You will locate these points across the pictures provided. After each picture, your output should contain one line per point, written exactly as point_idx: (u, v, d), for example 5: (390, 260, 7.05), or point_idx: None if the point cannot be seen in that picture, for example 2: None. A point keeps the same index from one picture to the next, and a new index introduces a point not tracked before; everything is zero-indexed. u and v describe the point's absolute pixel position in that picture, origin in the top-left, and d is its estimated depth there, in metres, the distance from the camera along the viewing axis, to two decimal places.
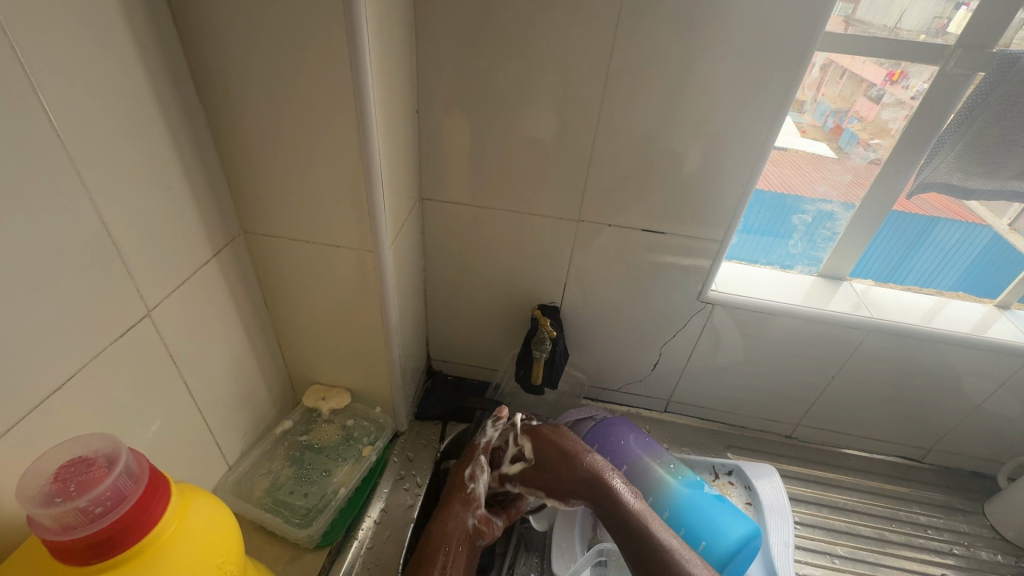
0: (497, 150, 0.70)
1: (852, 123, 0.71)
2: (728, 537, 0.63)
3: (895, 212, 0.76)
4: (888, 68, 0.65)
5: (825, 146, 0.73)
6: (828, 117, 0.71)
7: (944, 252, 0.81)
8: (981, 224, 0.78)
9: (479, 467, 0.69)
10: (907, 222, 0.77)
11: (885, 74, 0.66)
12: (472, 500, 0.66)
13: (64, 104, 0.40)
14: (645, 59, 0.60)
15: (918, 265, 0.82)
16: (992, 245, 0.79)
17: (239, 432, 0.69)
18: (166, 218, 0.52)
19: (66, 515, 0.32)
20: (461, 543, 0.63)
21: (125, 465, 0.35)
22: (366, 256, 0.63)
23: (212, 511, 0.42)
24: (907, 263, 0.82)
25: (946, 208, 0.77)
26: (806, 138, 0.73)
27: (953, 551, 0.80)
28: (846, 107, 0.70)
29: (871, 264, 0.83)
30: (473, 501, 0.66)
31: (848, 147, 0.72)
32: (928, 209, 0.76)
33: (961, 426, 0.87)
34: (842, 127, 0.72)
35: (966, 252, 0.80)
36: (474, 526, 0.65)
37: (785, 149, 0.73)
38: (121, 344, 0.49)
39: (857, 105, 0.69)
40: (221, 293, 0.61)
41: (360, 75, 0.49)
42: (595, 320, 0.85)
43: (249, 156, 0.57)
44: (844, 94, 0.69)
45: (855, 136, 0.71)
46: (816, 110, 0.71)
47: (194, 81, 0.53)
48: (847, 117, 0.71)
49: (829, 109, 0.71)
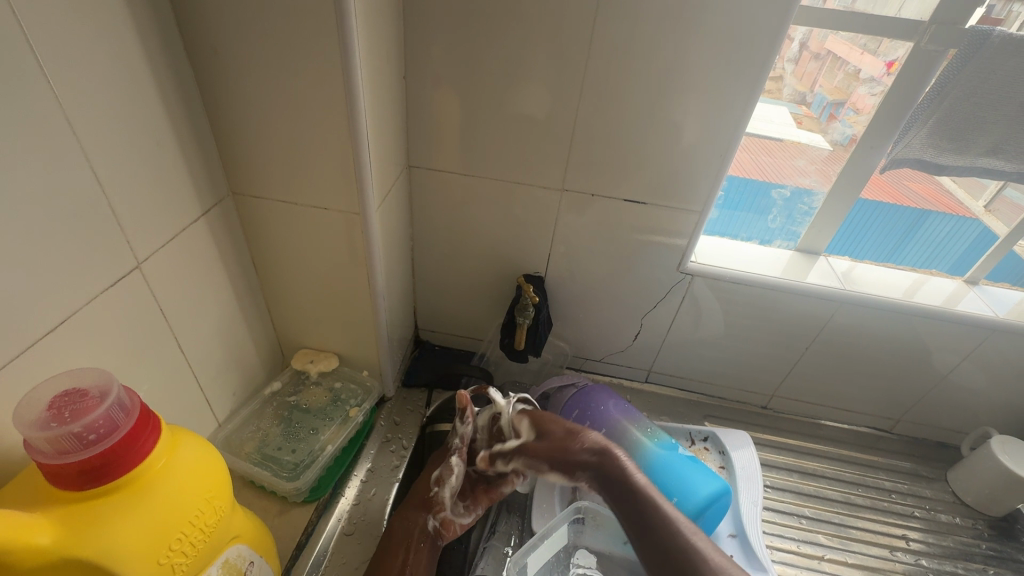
0: (484, 119, 0.71)
1: (848, 115, 0.73)
2: (697, 494, 0.66)
3: (876, 196, 0.80)
4: (885, 59, 0.68)
5: (820, 137, 0.77)
6: (826, 107, 0.75)
7: (935, 243, 0.85)
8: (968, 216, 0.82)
9: (446, 468, 0.67)
10: (898, 214, 0.82)
11: (883, 66, 0.68)
12: (433, 503, 0.66)
13: (55, 54, 0.41)
14: (630, 31, 0.61)
15: (911, 255, 0.86)
16: (973, 230, 0.83)
17: (228, 390, 0.71)
18: (156, 172, 0.53)
19: (61, 439, 0.34)
20: (419, 543, 0.64)
21: (117, 398, 0.37)
22: (353, 218, 0.64)
23: (202, 450, 0.44)
24: (900, 253, 0.86)
25: (938, 201, 0.81)
26: (802, 129, 0.77)
27: (915, 514, 0.84)
28: (842, 99, 0.73)
29: (864, 255, 0.87)
30: (434, 504, 0.66)
31: (843, 140, 0.75)
32: (917, 200, 0.81)
33: (928, 397, 0.90)
34: (839, 118, 0.74)
35: (955, 242, 0.84)
36: (434, 527, 0.65)
37: (782, 140, 0.78)
38: (111, 294, 0.50)
39: (854, 97, 0.72)
40: (210, 252, 0.63)
41: (346, 37, 0.50)
42: (578, 290, 0.87)
43: (238, 116, 0.58)
44: (840, 86, 0.72)
45: (850, 129, 0.74)
46: (814, 101, 0.75)
47: (182, 36, 0.53)
48: (844, 109, 0.73)
49: (827, 100, 0.74)
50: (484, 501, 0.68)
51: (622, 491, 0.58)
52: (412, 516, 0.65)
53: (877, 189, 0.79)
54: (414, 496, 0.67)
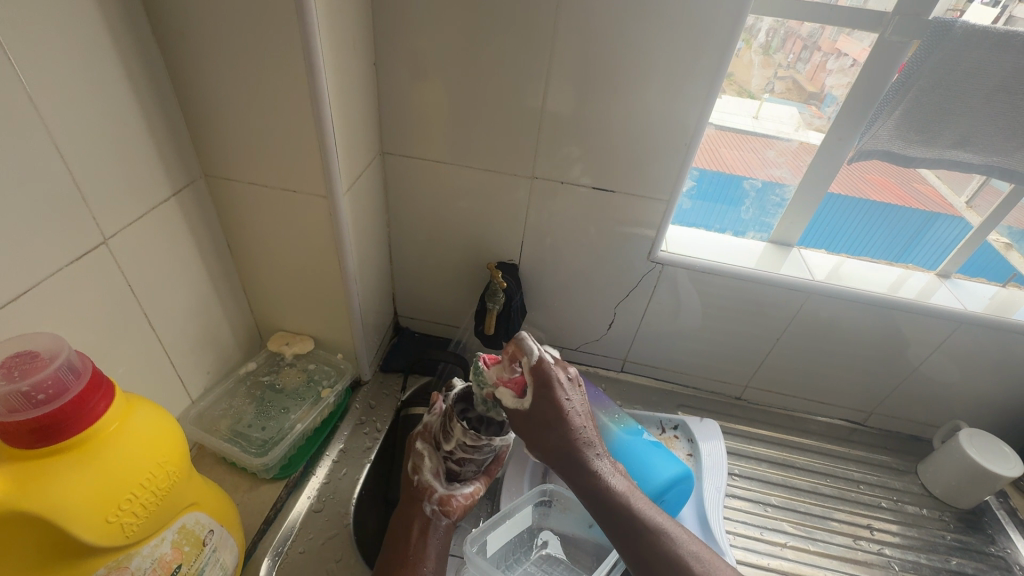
0: (455, 107, 0.72)
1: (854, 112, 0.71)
2: (657, 478, 0.67)
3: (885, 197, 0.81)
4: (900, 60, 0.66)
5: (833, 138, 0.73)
6: (839, 108, 0.72)
7: (941, 245, 0.85)
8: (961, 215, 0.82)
9: (420, 457, 0.69)
10: (907, 215, 0.83)
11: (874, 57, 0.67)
12: (424, 488, 0.67)
13: (16, 32, 0.42)
14: (594, 18, 0.62)
15: (919, 257, 0.87)
16: (959, 226, 0.82)
17: (202, 369, 0.72)
18: (124, 152, 0.54)
19: (10, 398, 0.36)
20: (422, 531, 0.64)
21: (68, 360, 0.39)
22: (321, 201, 0.66)
23: (157, 417, 0.45)
24: (908, 255, 0.87)
25: (941, 202, 0.82)
26: (813, 129, 0.75)
27: (882, 505, 0.84)
28: (848, 97, 0.70)
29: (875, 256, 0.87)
30: (425, 489, 0.66)
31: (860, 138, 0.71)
32: (924, 202, 0.81)
33: (900, 390, 0.90)
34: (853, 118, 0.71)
35: (959, 244, 0.84)
36: (434, 510, 0.65)
37: (790, 142, 0.77)
38: (77, 268, 0.52)
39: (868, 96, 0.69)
40: (182, 232, 0.64)
41: (306, 21, 0.52)
42: (552, 279, 0.88)
43: (208, 99, 0.59)
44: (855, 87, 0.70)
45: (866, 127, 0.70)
46: (825, 102, 0.73)
47: (150, 19, 0.55)
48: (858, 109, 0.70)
49: (840, 101, 0.71)
50: (483, 477, 0.70)
51: (590, 484, 0.59)
52: (412, 508, 0.66)
53: (887, 190, 0.81)
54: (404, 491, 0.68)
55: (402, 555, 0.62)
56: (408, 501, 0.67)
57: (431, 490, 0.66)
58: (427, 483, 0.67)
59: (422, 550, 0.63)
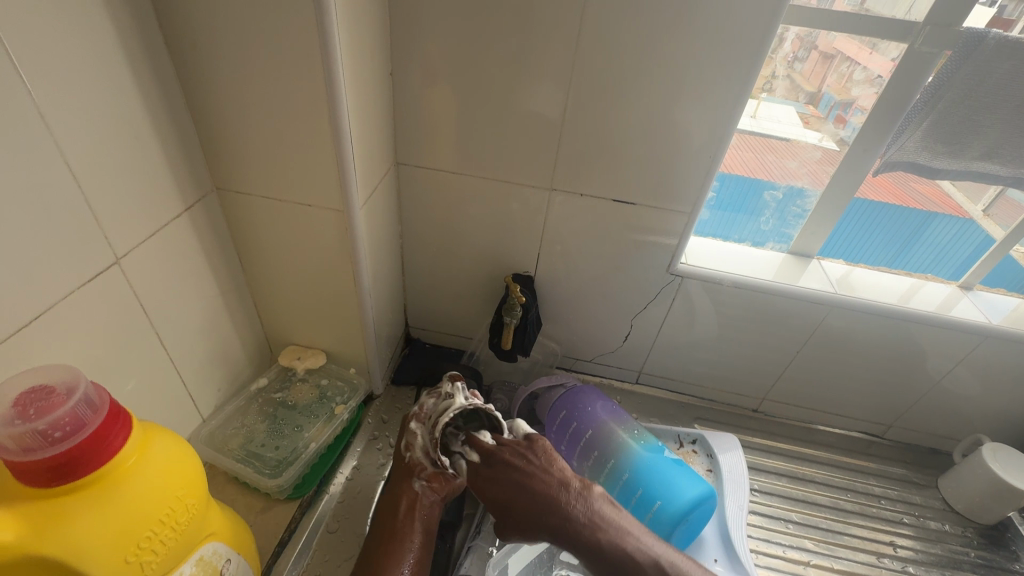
0: (472, 117, 0.71)
1: (856, 116, 0.71)
2: (681, 497, 0.66)
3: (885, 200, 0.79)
4: (895, 60, 0.66)
5: (826, 138, 0.74)
6: (833, 108, 0.72)
7: (941, 246, 0.83)
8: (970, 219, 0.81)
9: (412, 435, 0.67)
10: (904, 215, 0.81)
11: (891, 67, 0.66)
12: (413, 466, 0.66)
13: (27, 47, 0.40)
14: (617, 29, 0.61)
15: (914, 258, 0.85)
16: (976, 235, 0.81)
17: (213, 387, 0.71)
18: (136, 168, 0.53)
19: (26, 437, 0.34)
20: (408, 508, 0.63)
21: (84, 394, 0.37)
22: (337, 216, 0.64)
23: (175, 447, 0.44)
24: (904, 256, 0.85)
25: (942, 202, 0.80)
26: (808, 129, 0.74)
27: (904, 521, 0.83)
28: (850, 99, 0.70)
29: (871, 256, 0.86)
30: (414, 467, 0.66)
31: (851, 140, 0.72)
32: (923, 202, 0.79)
33: (921, 403, 0.89)
34: (846, 119, 0.71)
35: (960, 247, 0.83)
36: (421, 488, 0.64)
37: (788, 140, 0.75)
38: (90, 290, 0.50)
39: (862, 97, 0.69)
40: (194, 248, 0.62)
41: (326, 32, 0.50)
42: (568, 291, 0.87)
43: (221, 112, 0.57)
44: (850, 86, 0.70)
45: (857, 129, 0.71)
46: (822, 101, 0.72)
47: (162, 31, 0.53)
48: (851, 110, 0.71)
49: (835, 100, 0.71)
50: None
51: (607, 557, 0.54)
52: (399, 485, 0.65)
53: (883, 189, 0.79)
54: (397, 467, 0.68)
55: (389, 531, 0.62)
56: (398, 478, 0.66)
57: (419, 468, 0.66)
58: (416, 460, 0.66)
59: (407, 526, 0.62)
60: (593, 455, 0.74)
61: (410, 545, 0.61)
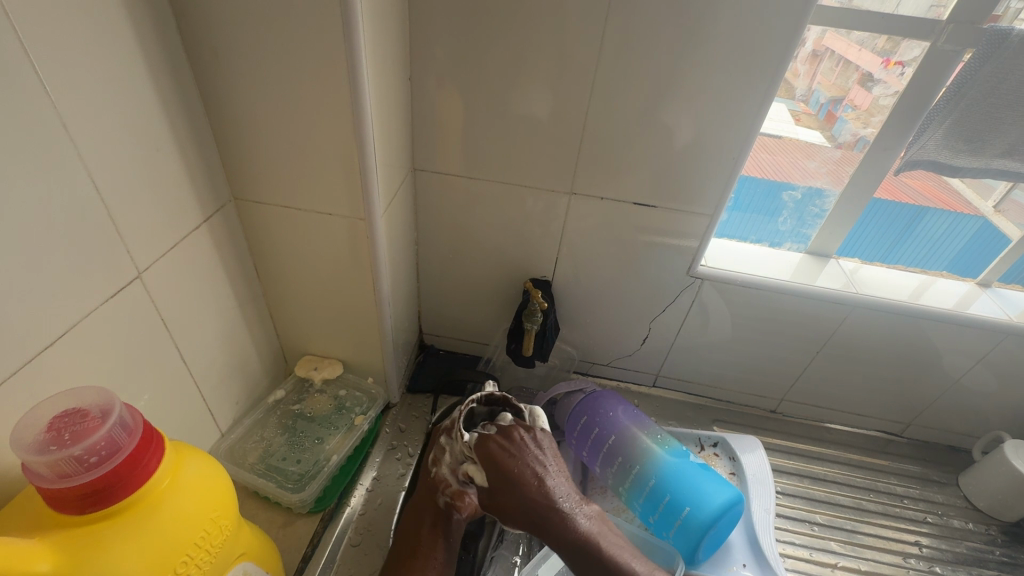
0: (491, 121, 0.70)
1: (846, 111, 0.71)
2: (711, 503, 0.65)
3: (880, 198, 0.77)
4: (883, 55, 0.66)
5: (818, 135, 0.74)
6: (824, 104, 0.72)
7: (933, 240, 0.82)
8: (971, 212, 0.79)
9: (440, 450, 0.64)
10: (895, 210, 0.79)
11: (880, 62, 0.67)
12: (438, 482, 0.63)
13: (50, 57, 0.39)
14: (641, 31, 0.60)
15: (907, 253, 0.84)
16: (981, 230, 0.81)
17: (231, 400, 0.69)
18: (157, 180, 0.51)
19: (61, 463, 0.33)
20: (432, 525, 0.62)
21: (119, 417, 0.36)
22: (358, 224, 0.63)
23: (207, 466, 0.42)
24: (896, 251, 0.84)
25: (935, 196, 0.78)
26: (801, 125, 0.74)
27: (927, 520, 0.83)
28: (841, 95, 0.71)
29: (861, 249, 0.85)
30: (439, 483, 0.63)
31: (841, 135, 0.73)
32: (916, 197, 0.78)
33: (940, 401, 0.89)
34: (837, 115, 0.72)
35: (954, 240, 0.82)
36: (446, 502, 0.62)
37: (779, 138, 0.74)
38: (112, 306, 0.49)
39: (852, 93, 0.70)
40: (212, 259, 0.61)
41: (352, 38, 0.49)
42: (585, 294, 0.86)
43: (240, 120, 0.56)
44: (839, 82, 0.70)
45: (848, 125, 0.72)
46: (811, 97, 0.71)
47: (182, 39, 0.51)
48: (842, 106, 0.71)
49: (824, 96, 0.71)
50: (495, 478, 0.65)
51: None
52: (422, 502, 0.63)
53: (880, 189, 0.76)
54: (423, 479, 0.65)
55: (410, 550, 0.60)
56: (422, 494, 0.64)
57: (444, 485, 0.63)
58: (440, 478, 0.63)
59: (430, 548, 0.60)
60: (618, 460, 0.73)
61: (431, 566, 0.59)
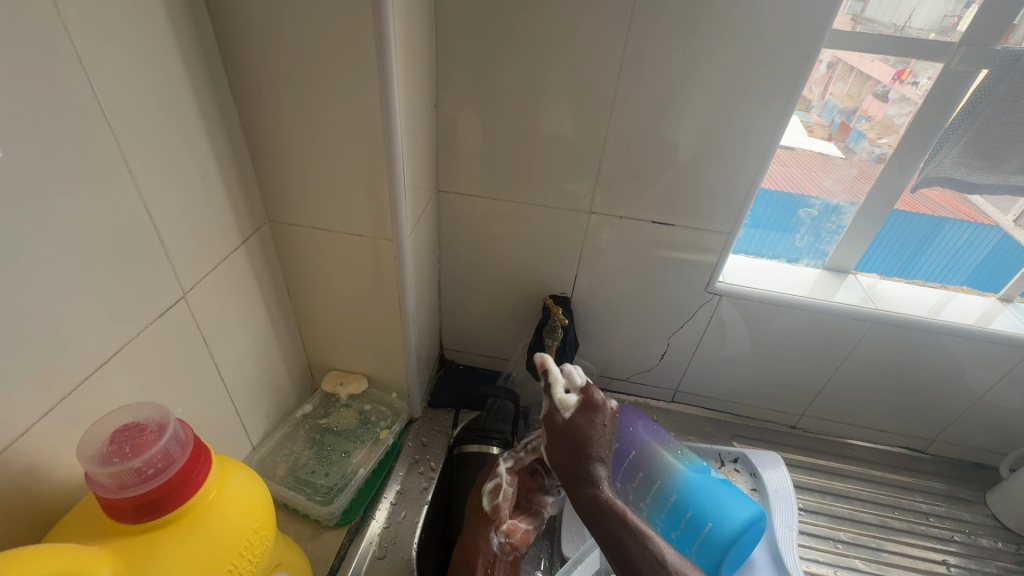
0: (512, 145, 0.72)
1: (860, 122, 0.73)
2: (733, 519, 0.65)
3: (900, 209, 0.78)
4: (896, 67, 0.67)
5: (831, 145, 0.75)
6: (836, 115, 0.73)
7: (952, 252, 0.83)
8: (989, 223, 0.79)
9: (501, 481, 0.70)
10: (913, 221, 0.79)
11: (893, 73, 0.68)
12: (494, 518, 0.68)
13: (112, 95, 0.43)
14: (657, 57, 0.62)
15: (927, 265, 0.84)
16: (1000, 242, 0.80)
17: (262, 414, 0.72)
18: (201, 205, 0.54)
19: (122, 474, 0.36)
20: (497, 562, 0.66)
21: (174, 431, 0.39)
22: (386, 245, 0.65)
23: (248, 479, 0.45)
24: (916, 263, 0.84)
25: (953, 206, 0.78)
26: (813, 138, 0.75)
27: (954, 538, 0.82)
28: (854, 106, 0.72)
29: (878, 263, 0.85)
30: (495, 520, 0.68)
31: (855, 146, 0.74)
32: (934, 208, 0.78)
33: (964, 418, 0.88)
34: (850, 126, 0.73)
35: (974, 251, 0.82)
36: (501, 544, 0.67)
37: (793, 150, 0.75)
38: (159, 324, 0.52)
39: (865, 104, 0.71)
40: (248, 278, 0.64)
41: (385, 71, 0.52)
42: (604, 311, 0.87)
43: (277, 147, 0.59)
44: (852, 93, 0.71)
45: (863, 135, 0.73)
46: (824, 109, 0.73)
47: (226, 74, 0.55)
48: (855, 117, 0.72)
49: (837, 108, 0.72)
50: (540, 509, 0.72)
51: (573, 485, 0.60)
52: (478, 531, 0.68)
53: (899, 202, 0.77)
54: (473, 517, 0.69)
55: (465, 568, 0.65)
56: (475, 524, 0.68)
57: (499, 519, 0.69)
58: (497, 509, 0.69)
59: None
60: (638, 475, 0.74)
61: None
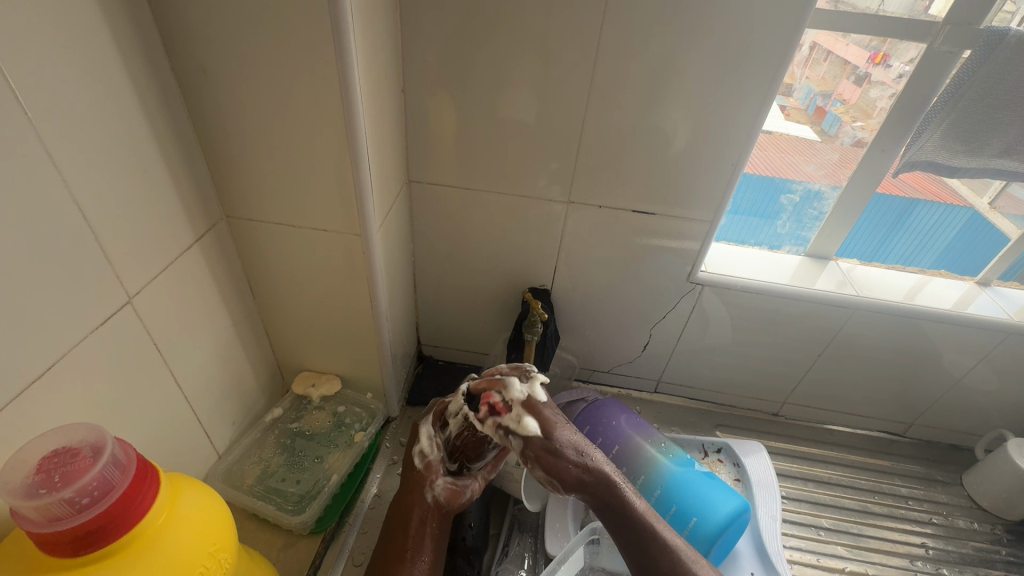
0: (486, 133, 0.69)
1: (835, 106, 0.71)
2: (718, 513, 0.64)
3: (879, 193, 0.77)
4: (871, 49, 0.66)
5: (809, 129, 0.73)
6: (814, 98, 0.71)
7: (924, 233, 0.82)
8: (963, 205, 0.79)
9: (423, 440, 0.62)
10: (887, 205, 0.78)
11: (868, 57, 0.66)
12: (429, 473, 0.60)
13: (30, 82, 0.38)
14: (637, 37, 0.59)
15: (898, 247, 0.84)
16: (973, 224, 0.81)
17: (226, 421, 0.68)
18: (144, 202, 0.50)
19: (51, 507, 0.33)
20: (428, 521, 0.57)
21: (111, 455, 0.36)
22: (354, 240, 0.61)
23: (203, 498, 0.42)
24: (887, 244, 0.84)
25: (927, 188, 0.77)
26: (790, 121, 0.73)
27: (931, 520, 0.83)
28: (830, 90, 0.70)
29: (855, 245, 0.84)
30: (430, 474, 0.60)
31: (831, 130, 0.73)
32: (908, 190, 0.77)
33: (942, 401, 0.89)
34: (826, 110, 0.72)
35: (945, 232, 0.82)
36: (435, 499, 0.58)
37: (770, 133, 0.73)
38: (104, 332, 0.47)
39: (841, 87, 0.70)
40: (204, 278, 0.60)
41: (345, 55, 0.48)
42: (585, 303, 0.85)
43: (230, 139, 0.55)
44: (828, 77, 0.69)
45: (838, 119, 0.72)
46: (801, 93, 0.71)
47: (169, 58, 0.50)
48: (831, 100, 0.71)
49: (815, 91, 0.71)
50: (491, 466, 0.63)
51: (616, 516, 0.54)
52: (412, 495, 0.59)
53: (880, 186, 0.75)
54: (408, 476, 0.61)
55: (397, 554, 0.55)
56: (409, 488, 0.60)
57: (435, 473, 0.60)
58: (429, 465, 0.60)
59: (420, 544, 0.56)
60: (622, 471, 0.72)
61: (420, 567, 0.54)
